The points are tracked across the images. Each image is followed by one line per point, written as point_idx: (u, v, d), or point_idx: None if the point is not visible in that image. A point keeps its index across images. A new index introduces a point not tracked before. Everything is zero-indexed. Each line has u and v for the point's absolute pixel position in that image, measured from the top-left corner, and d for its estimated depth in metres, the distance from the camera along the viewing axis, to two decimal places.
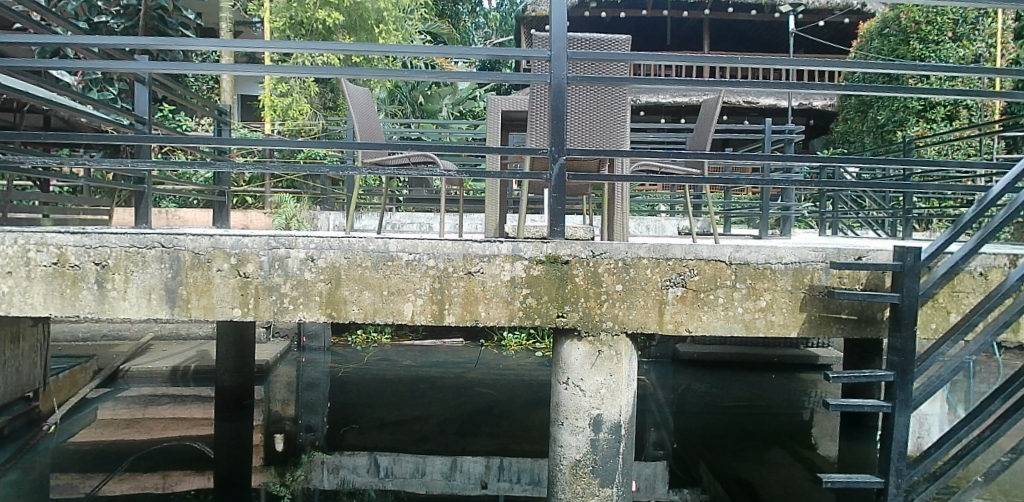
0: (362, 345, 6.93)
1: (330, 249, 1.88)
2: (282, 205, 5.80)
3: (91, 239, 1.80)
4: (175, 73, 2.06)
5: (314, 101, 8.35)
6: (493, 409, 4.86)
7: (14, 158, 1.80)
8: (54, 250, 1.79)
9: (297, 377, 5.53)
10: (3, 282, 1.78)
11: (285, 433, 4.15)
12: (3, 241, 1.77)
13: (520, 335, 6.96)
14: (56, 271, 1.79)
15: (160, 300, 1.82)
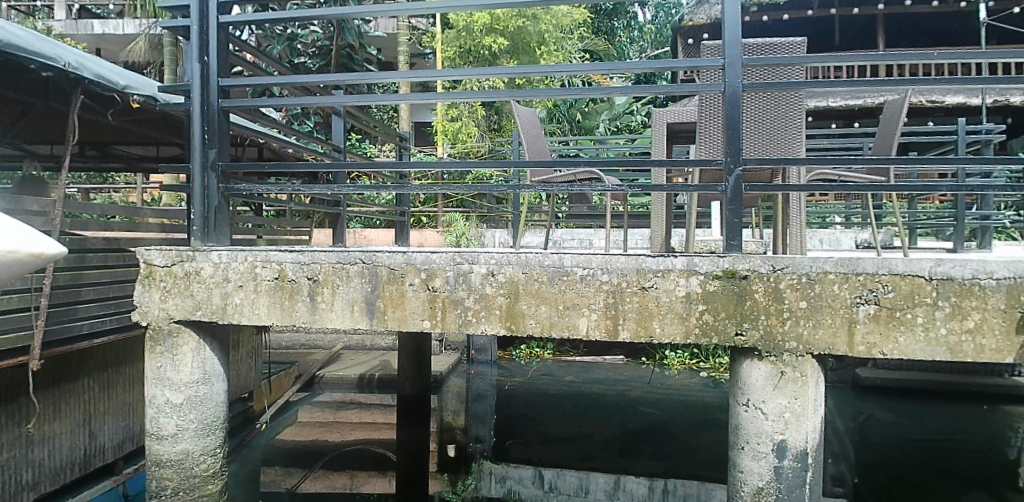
0: (526, 359, 7.08)
1: (508, 265, 1.97)
2: (453, 223, 6.19)
3: (305, 256, 1.99)
4: (363, 104, 2.25)
5: (483, 123, 8.70)
6: (658, 430, 4.74)
7: (245, 188, 2.07)
8: (276, 266, 1.99)
9: (468, 388, 5.79)
10: (236, 295, 2.00)
11: (456, 441, 4.35)
12: (236, 258, 2.00)
13: (683, 354, 6.79)
14: (277, 285, 1.99)
15: (361, 312, 1.97)
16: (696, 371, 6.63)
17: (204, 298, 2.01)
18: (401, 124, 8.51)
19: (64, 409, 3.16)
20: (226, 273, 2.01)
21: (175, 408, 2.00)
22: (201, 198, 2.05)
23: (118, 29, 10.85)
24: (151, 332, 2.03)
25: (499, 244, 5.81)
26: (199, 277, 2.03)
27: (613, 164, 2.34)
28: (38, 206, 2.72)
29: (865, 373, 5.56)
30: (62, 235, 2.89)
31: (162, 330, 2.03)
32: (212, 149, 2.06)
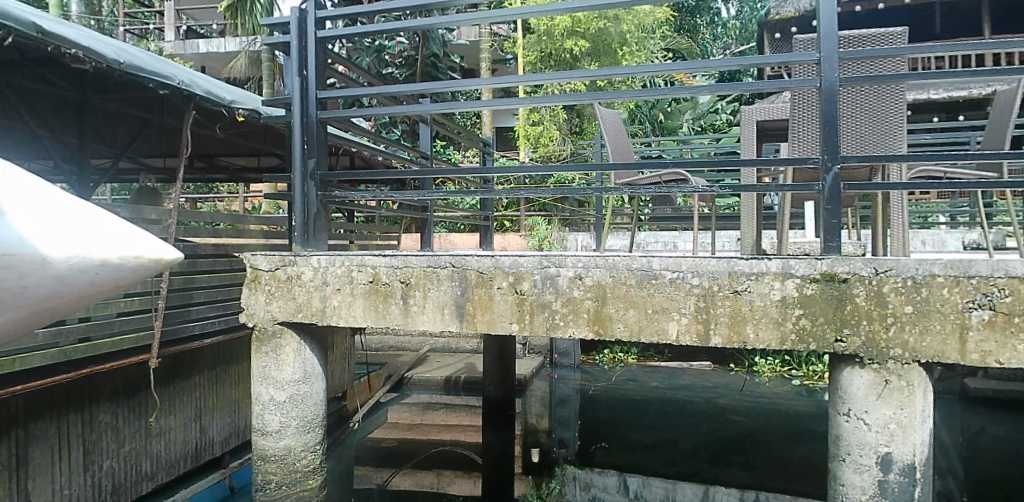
0: (610, 364, 7.01)
1: (596, 268, 1.96)
2: (535, 228, 6.33)
3: (398, 260, 2.05)
4: (449, 111, 2.30)
5: (563, 127, 8.75)
6: (746, 440, 4.62)
7: (341, 195, 2.17)
8: (371, 270, 2.06)
9: (551, 393, 5.84)
10: (334, 297, 2.09)
11: (540, 446, 4.43)
12: (333, 263, 2.08)
13: (774, 361, 6.56)
14: (371, 288, 2.06)
15: (451, 315, 2.02)
16: (788, 379, 6.43)
17: (305, 301, 2.10)
18: (484, 129, 8.69)
19: (182, 403, 3.44)
20: (324, 277, 2.10)
21: (278, 405, 2.10)
22: (301, 205, 2.15)
23: (222, 48, 11.49)
24: (256, 332, 2.15)
25: (581, 247, 5.92)
26: (299, 281, 2.13)
27: (697, 165, 2.30)
28: (155, 216, 2.96)
29: (974, 383, 5.23)
30: (177, 242, 3.12)
31: (267, 331, 2.14)
32: (311, 159, 2.17)
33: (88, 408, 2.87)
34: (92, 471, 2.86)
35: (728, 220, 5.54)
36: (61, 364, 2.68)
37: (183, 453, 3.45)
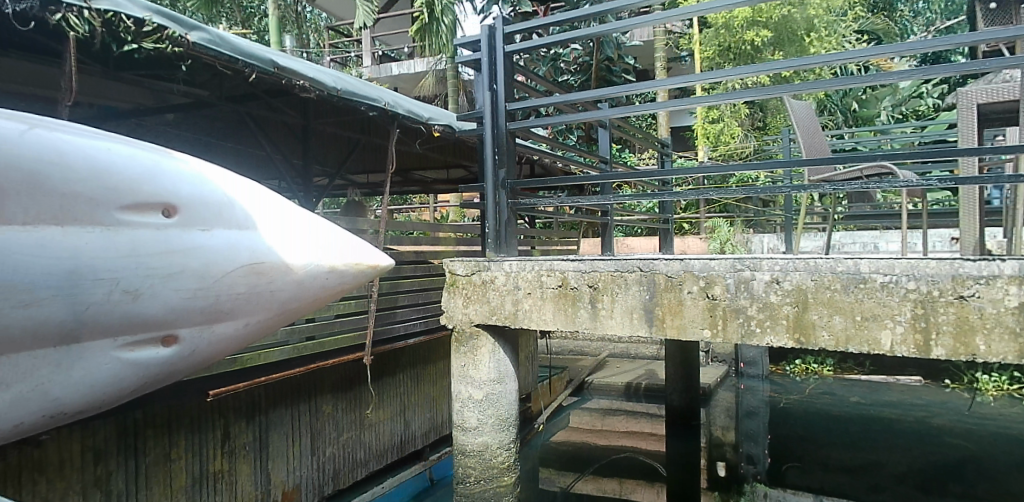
0: (803, 374, 9.95)
1: (795, 274, 2.39)
2: (715, 227, 8.88)
3: (587, 266, 2.78)
4: (630, 114, 2.31)
5: (745, 123, 10.47)
6: (961, 473, 5.88)
7: (529, 199, 2.31)
8: (560, 275, 2.84)
9: (740, 403, 8.42)
10: (531, 299, 2.90)
11: (729, 460, 6.36)
12: (530, 270, 2.87)
13: (992, 380, 8.77)
14: (563, 292, 2.82)
15: (645, 317, 2.65)
16: (1004, 396, 8.57)
17: (497, 303, 2.99)
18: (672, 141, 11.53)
19: (394, 397, 5.81)
20: (516, 281, 2.95)
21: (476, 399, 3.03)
22: (493, 215, 3.06)
23: (412, 69, 14.90)
24: (458, 333, 3.11)
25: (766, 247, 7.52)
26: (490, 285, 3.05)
27: (901, 157, 2.10)
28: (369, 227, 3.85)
29: None
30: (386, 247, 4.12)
31: (464, 331, 3.08)
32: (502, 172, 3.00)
33: (309, 409, 4.88)
34: (305, 453, 4.83)
35: (942, 218, 6.32)
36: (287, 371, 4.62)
37: (387, 442, 5.72)
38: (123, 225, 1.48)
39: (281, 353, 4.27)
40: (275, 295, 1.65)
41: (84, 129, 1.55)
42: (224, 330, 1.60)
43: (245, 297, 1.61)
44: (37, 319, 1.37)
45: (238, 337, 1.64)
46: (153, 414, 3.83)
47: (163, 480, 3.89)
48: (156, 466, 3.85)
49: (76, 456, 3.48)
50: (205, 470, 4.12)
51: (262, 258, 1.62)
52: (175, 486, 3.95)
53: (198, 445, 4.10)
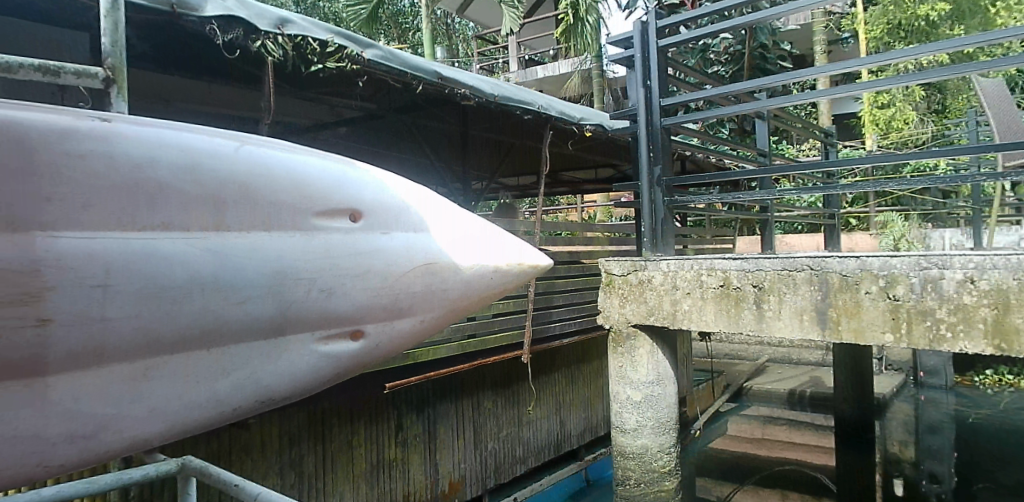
0: (995, 387, 12.45)
1: (987, 279, 3.17)
2: (889, 220, 11.10)
3: (750, 267, 3.99)
4: (785, 105, 2.55)
5: (917, 103, 11.50)
6: None
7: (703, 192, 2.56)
8: (721, 274, 4.12)
9: (921, 417, 10.98)
10: (700, 297, 4.23)
11: (902, 481, 8.41)
12: (695, 270, 4.23)
13: None
14: (727, 291, 4.12)
15: (811, 319, 3.75)
16: None
17: (655, 300, 4.47)
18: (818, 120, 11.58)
19: (542, 399, 7.48)
20: (674, 277, 4.37)
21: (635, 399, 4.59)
22: (650, 216, 4.64)
23: (558, 70, 17.42)
24: (618, 334, 4.67)
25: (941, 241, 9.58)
26: (647, 284, 4.54)
27: None
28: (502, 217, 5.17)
29: None
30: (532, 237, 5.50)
31: (625, 329, 4.63)
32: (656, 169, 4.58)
33: (470, 406, 6.55)
34: (467, 445, 6.50)
35: None
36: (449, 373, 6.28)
37: (535, 444, 7.36)
38: (317, 230, 1.62)
39: (446, 350, 5.49)
40: (447, 293, 1.78)
41: (278, 143, 1.69)
42: (403, 326, 1.73)
43: (421, 295, 1.74)
44: (248, 315, 1.50)
45: (415, 333, 1.77)
46: (336, 407, 5.35)
47: (345, 468, 5.41)
48: (342, 450, 5.39)
49: (274, 443, 4.93)
50: (382, 456, 5.70)
51: (437, 259, 1.76)
52: (356, 472, 5.49)
53: (376, 435, 5.67)
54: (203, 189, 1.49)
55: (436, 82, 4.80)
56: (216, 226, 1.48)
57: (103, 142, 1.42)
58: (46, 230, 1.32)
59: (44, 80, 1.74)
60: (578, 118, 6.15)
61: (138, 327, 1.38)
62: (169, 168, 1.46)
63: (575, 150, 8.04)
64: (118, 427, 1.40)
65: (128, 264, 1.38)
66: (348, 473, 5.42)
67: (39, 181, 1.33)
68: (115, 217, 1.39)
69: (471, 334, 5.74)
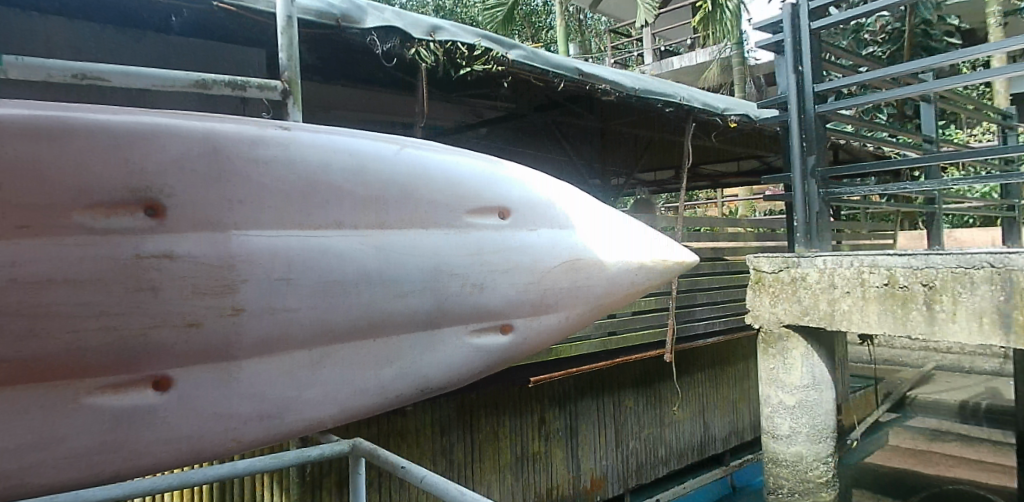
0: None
1: None
2: None
3: (918, 266, 4.51)
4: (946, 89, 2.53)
5: None
6: None
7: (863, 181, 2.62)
8: (886, 273, 4.67)
9: None
10: (864, 293, 4.81)
11: None
12: (856, 268, 4.83)
13: None
14: (892, 290, 4.64)
15: (987, 319, 4.15)
16: None
17: (810, 300, 5.16)
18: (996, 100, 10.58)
19: (676, 402, 8.34)
20: (833, 273, 4.99)
21: (788, 401, 5.36)
22: (806, 209, 5.25)
23: (694, 60, 16.87)
24: (768, 337, 5.51)
25: None
26: (802, 282, 5.23)
27: None
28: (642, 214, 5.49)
29: None
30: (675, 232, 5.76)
31: (776, 331, 5.42)
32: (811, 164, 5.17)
33: (609, 406, 7.56)
34: (606, 444, 7.49)
35: None
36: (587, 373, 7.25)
37: (672, 447, 8.25)
38: (471, 227, 1.68)
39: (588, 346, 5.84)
40: (592, 290, 1.81)
41: (434, 145, 1.75)
42: (550, 322, 1.77)
43: (567, 291, 1.78)
44: (409, 308, 1.59)
45: (561, 328, 1.81)
46: (483, 405, 6.49)
47: (494, 459, 6.53)
48: (489, 442, 6.50)
49: (429, 429, 6.04)
50: (526, 450, 6.75)
51: (580, 256, 1.80)
52: (503, 463, 6.59)
53: (520, 430, 6.77)
54: (368, 190, 1.58)
55: (578, 78, 5.01)
56: (380, 225, 1.58)
57: (282, 146, 1.52)
58: (239, 229, 1.44)
59: (232, 94, 1.87)
60: (722, 109, 6.28)
61: (316, 317, 1.49)
62: (340, 172, 1.56)
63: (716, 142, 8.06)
64: (298, 409, 1.49)
65: (307, 260, 1.49)
66: (495, 463, 6.52)
67: (231, 185, 1.44)
68: (294, 216, 1.49)
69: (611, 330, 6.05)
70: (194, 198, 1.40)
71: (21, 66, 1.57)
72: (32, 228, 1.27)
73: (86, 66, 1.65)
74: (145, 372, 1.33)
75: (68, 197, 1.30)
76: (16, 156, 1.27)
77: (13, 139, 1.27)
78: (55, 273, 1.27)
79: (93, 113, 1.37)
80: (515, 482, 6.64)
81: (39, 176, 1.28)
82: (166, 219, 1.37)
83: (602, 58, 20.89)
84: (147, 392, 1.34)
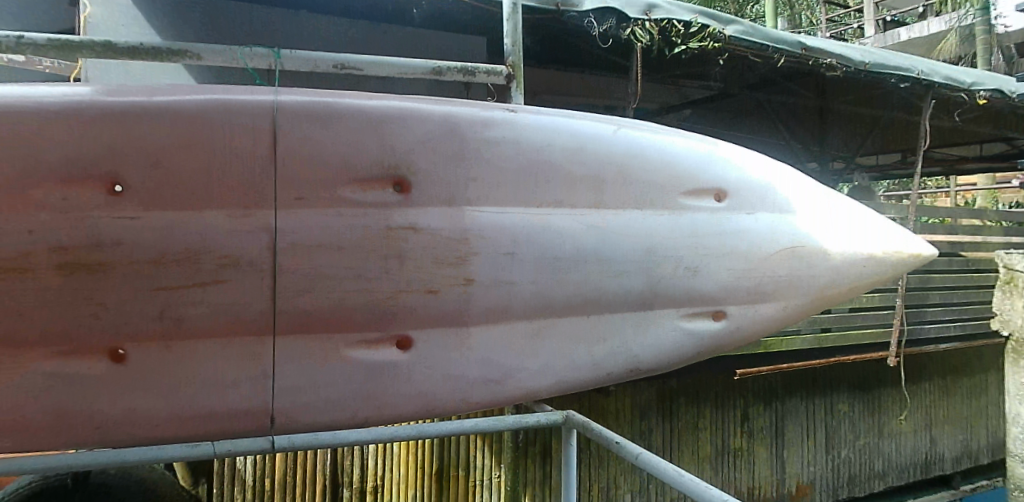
0: None
1: None
2: None
3: None
4: None
5: None
6: None
7: None
8: None
9: None
10: None
11: None
12: None
13: None
14: None
15: None
16: None
17: None
18: None
19: (903, 414, 7.18)
20: None
21: None
22: None
23: (925, 30, 14.84)
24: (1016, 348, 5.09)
25: None
26: None
27: None
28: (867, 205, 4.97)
29: None
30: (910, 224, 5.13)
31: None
32: None
33: (822, 409, 6.60)
34: (817, 451, 6.57)
35: None
36: (800, 369, 6.36)
37: (895, 462, 7.10)
38: (688, 210, 1.67)
39: (804, 343, 5.33)
40: (809, 280, 1.78)
41: (649, 124, 1.74)
42: (763, 311, 1.76)
43: (783, 280, 1.76)
44: (625, 288, 1.62)
45: (776, 318, 1.79)
46: (683, 390, 5.85)
47: (693, 450, 5.90)
48: (688, 432, 5.86)
49: (627, 412, 5.56)
50: (727, 445, 6.05)
51: (802, 243, 1.77)
52: (703, 455, 5.93)
53: (722, 423, 6.04)
54: (590, 170, 1.62)
55: (799, 54, 4.56)
56: (599, 204, 1.61)
57: (509, 128, 1.60)
58: (471, 205, 1.54)
59: (463, 80, 1.81)
60: (970, 84, 5.45)
61: (538, 292, 1.57)
62: (562, 151, 1.61)
63: (958, 120, 7.01)
64: (519, 378, 1.59)
65: (531, 237, 1.56)
66: (694, 454, 5.89)
67: (467, 165, 1.55)
68: (520, 194, 1.57)
69: (828, 328, 5.51)
70: (435, 176, 1.52)
71: (290, 58, 1.64)
72: (307, 200, 1.44)
73: (344, 56, 1.70)
74: (393, 332, 1.49)
75: (337, 171, 1.46)
76: (299, 138, 1.45)
77: (297, 123, 1.46)
78: (325, 240, 1.44)
79: (353, 98, 1.52)
80: (714, 478, 5.98)
81: (315, 154, 1.46)
82: (411, 195, 1.51)
83: (813, 30, 19.05)
84: (393, 350, 1.50)
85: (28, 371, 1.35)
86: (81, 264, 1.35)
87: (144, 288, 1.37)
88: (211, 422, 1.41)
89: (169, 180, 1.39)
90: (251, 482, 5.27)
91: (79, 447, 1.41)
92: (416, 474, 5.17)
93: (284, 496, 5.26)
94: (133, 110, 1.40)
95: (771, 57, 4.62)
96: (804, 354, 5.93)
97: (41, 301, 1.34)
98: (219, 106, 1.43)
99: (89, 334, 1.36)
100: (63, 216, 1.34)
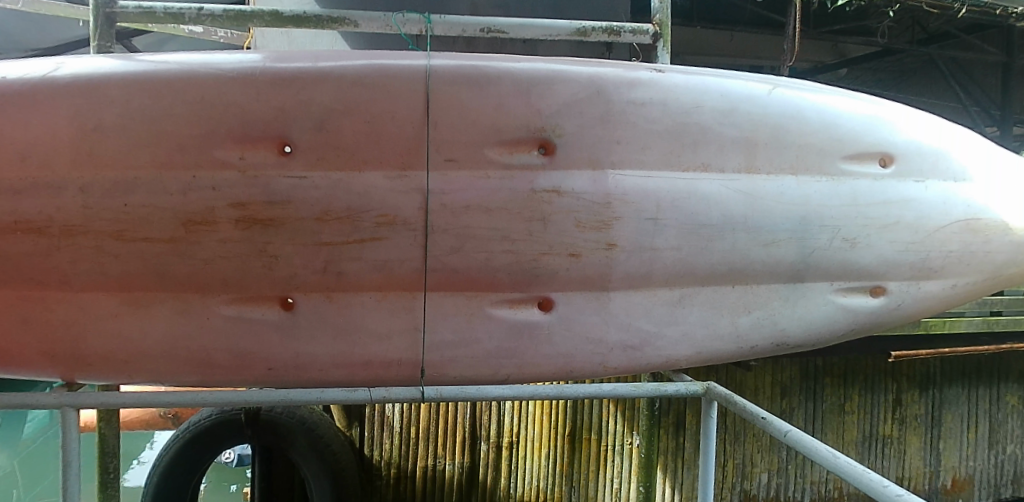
0: None
1: None
2: None
3: None
4: None
5: None
6: None
7: None
8: None
9: None
10: None
11: None
12: None
13: None
14: None
15: None
16: None
17: None
18: None
19: None
20: None
21: None
22: None
23: None
24: None
25: None
26: None
27: None
28: None
29: None
30: None
31: None
32: None
33: (989, 400, 6.05)
34: (981, 445, 6.05)
35: None
36: (965, 355, 5.85)
37: None
38: (849, 176, 1.56)
39: (970, 324, 5.00)
40: (987, 257, 1.61)
41: (807, 85, 1.64)
42: (930, 289, 1.62)
43: (956, 256, 1.60)
44: (773, 258, 1.54)
45: (943, 297, 1.64)
46: (830, 368, 5.56)
47: (838, 431, 5.63)
48: (831, 414, 5.59)
49: (767, 390, 5.41)
50: (876, 431, 5.70)
51: (979, 216, 1.60)
52: (848, 439, 5.65)
53: (871, 408, 5.68)
54: (740, 133, 1.54)
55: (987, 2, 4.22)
56: (750, 169, 1.53)
57: (656, 89, 1.54)
58: (615, 169, 1.50)
59: (606, 40, 1.91)
60: None
61: (681, 260, 1.52)
62: (712, 113, 1.54)
63: None
64: (658, 344, 1.56)
65: (676, 202, 1.51)
66: (839, 437, 5.62)
67: (612, 127, 1.51)
68: (667, 158, 1.52)
69: (999, 311, 5.14)
70: (580, 138, 1.50)
71: (440, 24, 1.85)
72: (457, 161, 1.48)
73: (492, 21, 1.89)
74: (537, 292, 1.52)
75: (486, 134, 1.49)
76: (452, 100, 1.48)
77: (450, 86, 1.48)
78: (473, 201, 1.48)
79: (501, 60, 1.53)
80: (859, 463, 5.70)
81: (466, 116, 1.48)
82: (555, 157, 1.50)
83: None
84: (535, 311, 1.53)
85: (211, 315, 1.49)
86: (254, 220, 1.46)
87: (311, 243, 1.46)
88: (368, 370, 1.51)
89: (333, 142, 1.46)
90: (399, 428, 5.25)
91: (254, 385, 1.56)
92: (549, 434, 5.31)
93: (427, 455, 5.28)
94: (300, 76, 1.48)
95: (951, 7, 4.41)
96: (969, 338, 5.48)
97: (221, 252, 1.46)
98: (377, 71, 1.48)
99: (262, 283, 1.48)
100: (240, 174, 1.46)
